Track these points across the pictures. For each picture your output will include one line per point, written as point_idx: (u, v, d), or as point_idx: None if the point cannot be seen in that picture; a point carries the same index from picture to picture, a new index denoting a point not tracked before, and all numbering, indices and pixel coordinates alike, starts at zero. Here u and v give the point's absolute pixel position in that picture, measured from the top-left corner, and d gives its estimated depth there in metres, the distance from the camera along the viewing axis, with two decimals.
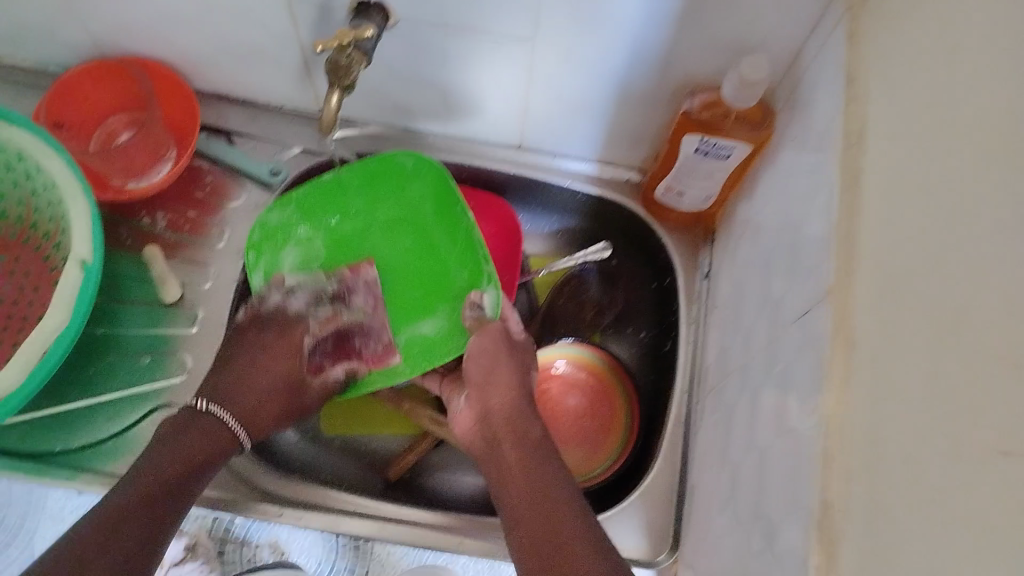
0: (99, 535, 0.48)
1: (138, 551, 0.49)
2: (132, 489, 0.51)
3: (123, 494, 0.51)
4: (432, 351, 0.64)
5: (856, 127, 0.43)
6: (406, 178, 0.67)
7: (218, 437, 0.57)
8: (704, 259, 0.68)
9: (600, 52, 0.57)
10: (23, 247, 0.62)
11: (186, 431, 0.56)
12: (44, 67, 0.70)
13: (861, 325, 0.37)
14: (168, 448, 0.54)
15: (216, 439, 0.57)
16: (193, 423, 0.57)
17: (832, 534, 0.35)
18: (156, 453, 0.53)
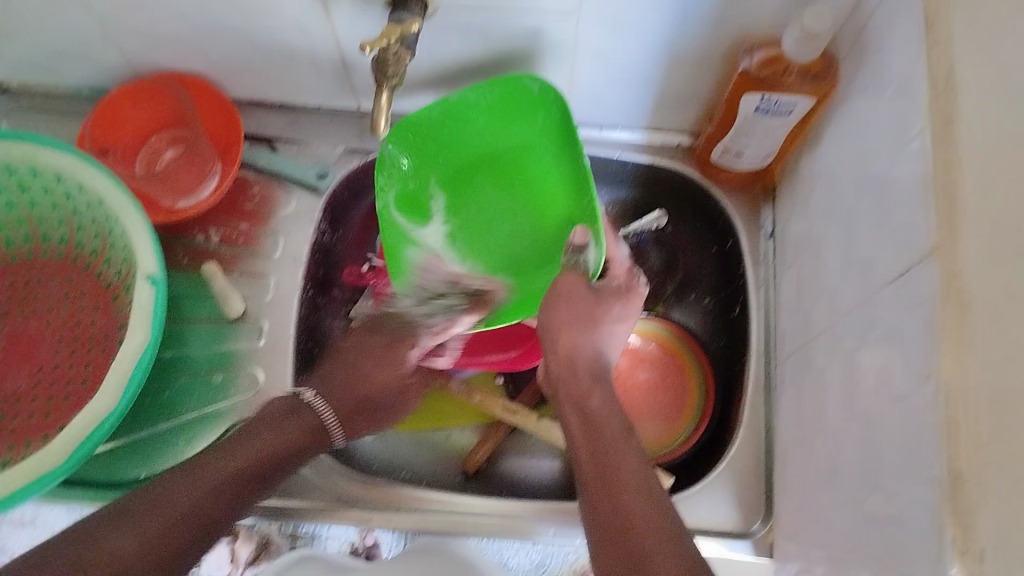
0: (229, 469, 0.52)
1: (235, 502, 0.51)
2: (241, 454, 0.53)
3: (234, 456, 0.53)
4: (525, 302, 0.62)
5: (943, 73, 0.41)
6: (533, 103, 0.60)
7: (307, 433, 0.58)
8: (767, 218, 0.67)
9: (648, 22, 0.55)
10: (72, 267, 0.62)
11: (289, 419, 0.58)
12: (80, 91, 0.70)
13: (974, 283, 0.36)
14: (274, 426, 0.56)
15: (310, 435, 0.58)
16: (295, 412, 0.58)
17: (966, 503, 0.34)
18: (243, 441, 0.54)
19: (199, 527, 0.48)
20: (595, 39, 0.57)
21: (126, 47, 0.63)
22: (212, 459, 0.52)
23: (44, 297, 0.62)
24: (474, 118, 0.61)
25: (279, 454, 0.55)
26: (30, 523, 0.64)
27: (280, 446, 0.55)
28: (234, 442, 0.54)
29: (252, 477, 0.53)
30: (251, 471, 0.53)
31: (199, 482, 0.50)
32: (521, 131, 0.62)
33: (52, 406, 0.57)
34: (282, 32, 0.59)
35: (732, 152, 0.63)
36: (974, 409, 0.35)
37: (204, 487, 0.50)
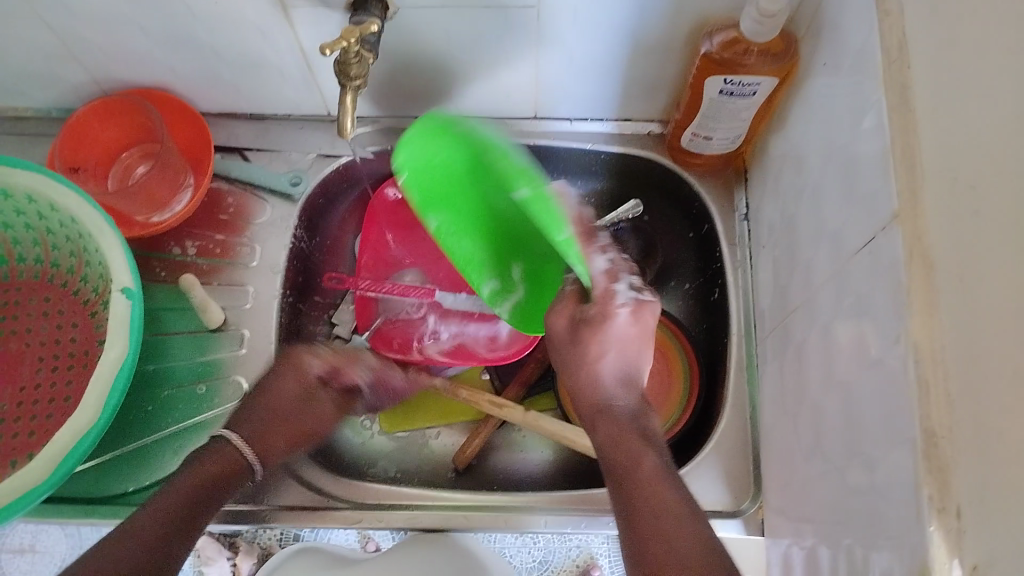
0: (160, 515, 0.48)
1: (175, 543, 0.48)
2: (170, 496, 0.50)
3: (163, 500, 0.49)
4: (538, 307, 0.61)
5: (895, 42, 0.41)
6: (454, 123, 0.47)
7: (230, 463, 0.55)
8: (740, 200, 0.67)
9: (608, 11, 0.55)
10: (49, 286, 0.62)
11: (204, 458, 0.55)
12: (48, 112, 0.70)
13: (937, 244, 0.36)
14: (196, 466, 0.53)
15: (231, 468, 0.55)
16: (214, 451, 0.55)
17: (941, 462, 0.34)
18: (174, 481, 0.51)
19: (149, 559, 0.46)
20: (558, 31, 0.57)
21: (91, 65, 0.62)
22: (157, 498, 0.49)
23: (23, 317, 0.62)
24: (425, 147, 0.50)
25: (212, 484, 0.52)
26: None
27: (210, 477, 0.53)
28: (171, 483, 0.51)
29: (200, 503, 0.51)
30: (198, 496, 0.51)
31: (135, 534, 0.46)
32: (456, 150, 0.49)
33: (36, 426, 0.57)
34: (244, 41, 0.59)
35: (701, 136, 0.63)
36: (944, 368, 0.35)
37: (146, 525, 0.47)
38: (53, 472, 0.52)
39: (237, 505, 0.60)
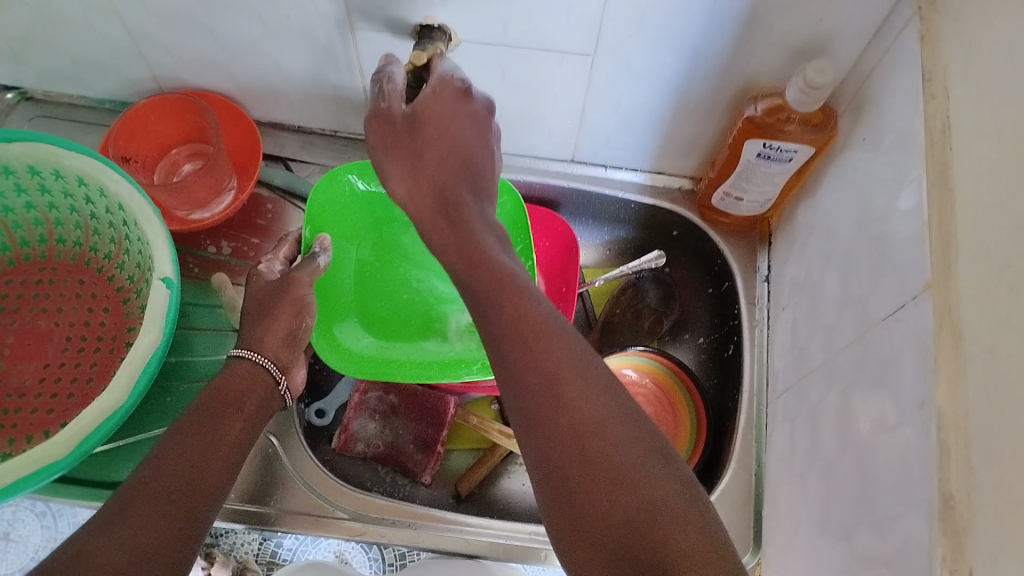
0: (200, 447, 0.46)
1: (216, 473, 0.46)
2: (206, 430, 0.48)
3: (202, 430, 0.47)
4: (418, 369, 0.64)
5: (939, 124, 0.44)
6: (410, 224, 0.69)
7: (261, 382, 0.54)
8: (763, 261, 0.69)
9: (658, 65, 0.57)
10: (85, 269, 0.64)
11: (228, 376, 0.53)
12: (102, 103, 0.72)
13: (967, 316, 0.38)
14: (227, 392, 0.51)
15: (266, 396, 0.54)
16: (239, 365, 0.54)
17: (957, 524, 0.36)
18: (197, 414, 0.49)
19: (189, 497, 0.43)
20: (608, 81, 0.60)
21: (154, 62, 0.65)
22: (190, 429, 0.47)
23: (54, 297, 0.63)
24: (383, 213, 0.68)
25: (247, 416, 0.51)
26: (3, 539, 0.69)
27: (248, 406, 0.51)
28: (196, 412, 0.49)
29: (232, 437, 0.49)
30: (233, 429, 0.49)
31: (180, 458, 0.45)
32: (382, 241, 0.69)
33: (54, 403, 0.59)
34: (306, 56, 0.61)
35: (732, 196, 0.66)
36: (966, 436, 0.37)
37: (185, 458, 0.45)
38: (69, 453, 0.51)
39: (246, 505, 0.62)
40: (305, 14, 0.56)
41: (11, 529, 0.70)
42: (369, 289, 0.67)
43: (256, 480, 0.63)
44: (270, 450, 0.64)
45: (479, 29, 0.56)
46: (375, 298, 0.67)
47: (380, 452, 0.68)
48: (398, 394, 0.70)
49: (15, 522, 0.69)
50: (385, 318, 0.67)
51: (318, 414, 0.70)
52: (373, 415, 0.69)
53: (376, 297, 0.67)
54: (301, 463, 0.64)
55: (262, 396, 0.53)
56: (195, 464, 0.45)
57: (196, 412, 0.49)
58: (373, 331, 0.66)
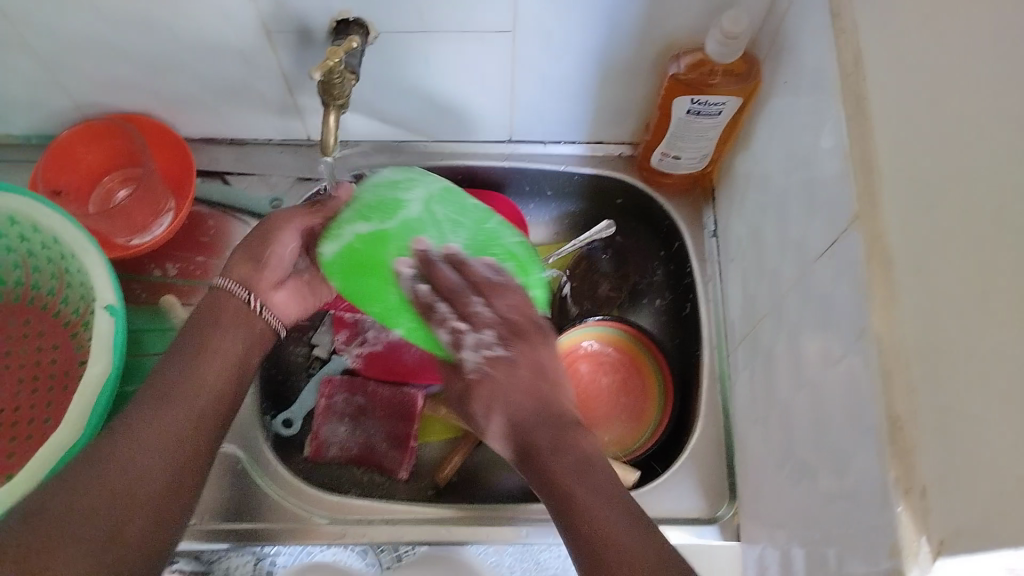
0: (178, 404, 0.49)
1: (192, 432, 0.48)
2: (188, 386, 0.50)
3: (184, 386, 0.50)
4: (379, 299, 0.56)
5: (851, 58, 0.44)
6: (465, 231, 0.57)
7: (244, 329, 0.55)
8: (709, 217, 0.70)
9: (580, 33, 0.57)
10: (30, 309, 0.63)
11: (212, 315, 0.55)
12: (27, 139, 0.71)
13: (896, 241, 0.39)
14: (205, 345, 0.53)
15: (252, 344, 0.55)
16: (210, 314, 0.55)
17: (906, 446, 0.36)
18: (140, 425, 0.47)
19: (123, 518, 0.43)
20: (531, 56, 0.60)
21: (74, 90, 0.63)
22: (132, 444, 0.46)
23: (1, 340, 0.62)
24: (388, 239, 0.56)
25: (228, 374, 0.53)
26: None
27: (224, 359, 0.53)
28: (141, 420, 0.47)
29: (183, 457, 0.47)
30: (190, 438, 0.48)
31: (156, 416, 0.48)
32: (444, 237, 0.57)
33: (15, 447, 0.58)
34: (227, 67, 0.61)
35: (670, 156, 0.66)
36: (905, 357, 0.37)
37: (118, 480, 0.44)
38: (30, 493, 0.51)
39: (220, 525, 0.61)
40: (215, 22, 0.55)
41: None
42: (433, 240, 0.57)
43: (229, 498, 0.62)
44: (241, 467, 0.64)
45: (395, 18, 0.55)
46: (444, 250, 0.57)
47: (354, 454, 0.68)
48: (362, 396, 0.70)
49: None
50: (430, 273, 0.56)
51: (286, 425, 0.69)
52: (339, 419, 0.69)
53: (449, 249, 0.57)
54: (274, 476, 0.64)
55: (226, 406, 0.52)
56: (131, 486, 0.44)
57: (141, 421, 0.47)
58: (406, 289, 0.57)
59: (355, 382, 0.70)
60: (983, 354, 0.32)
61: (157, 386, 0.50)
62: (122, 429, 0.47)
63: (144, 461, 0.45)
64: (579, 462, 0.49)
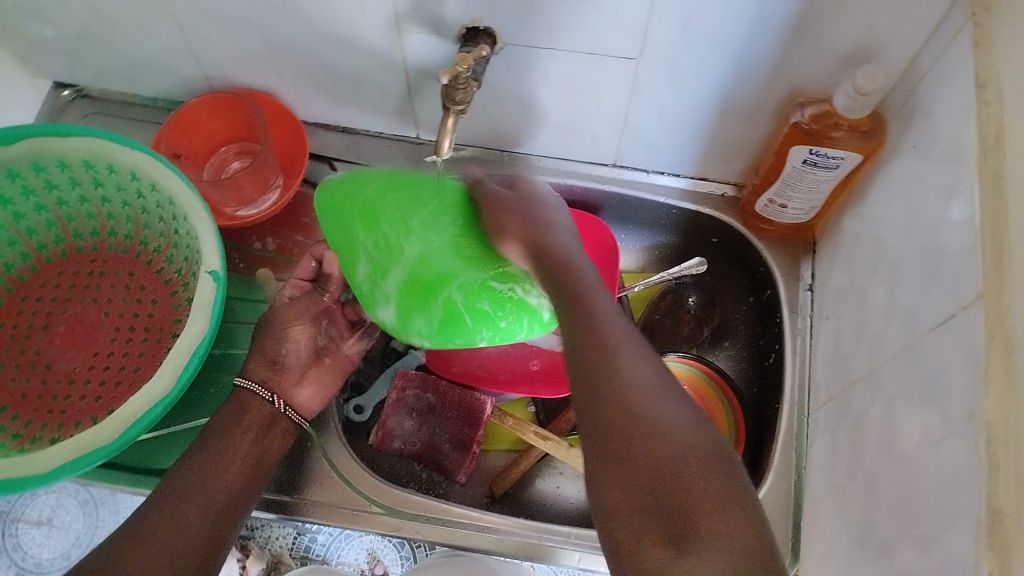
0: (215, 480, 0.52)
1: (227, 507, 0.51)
2: (230, 466, 0.53)
3: (225, 466, 0.53)
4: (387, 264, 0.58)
5: (992, 132, 0.43)
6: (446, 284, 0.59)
7: (283, 427, 0.59)
8: (807, 270, 0.68)
9: (705, 69, 0.57)
10: (135, 261, 0.65)
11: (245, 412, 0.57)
12: (156, 102, 0.74)
13: (1019, 326, 0.37)
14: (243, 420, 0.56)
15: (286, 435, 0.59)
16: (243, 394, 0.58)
17: (1005, 539, 0.35)
18: (178, 495, 0.50)
19: None
20: (652, 84, 0.60)
21: (208, 62, 0.66)
22: (169, 510, 0.49)
23: (105, 288, 0.65)
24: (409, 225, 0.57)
25: (264, 454, 0.56)
26: (46, 523, 0.82)
27: (259, 437, 0.56)
28: (180, 492, 0.50)
29: (216, 517, 0.50)
30: (222, 511, 0.51)
31: (191, 488, 0.51)
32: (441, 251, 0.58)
33: (102, 391, 0.61)
34: (353, 58, 0.62)
35: (777, 203, 0.65)
36: (1015, 448, 0.36)
37: (159, 540, 0.47)
38: (116, 437, 0.52)
39: (282, 498, 0.63)
40: (352, 14, 0.57)
41: (53, 515, 0.83)
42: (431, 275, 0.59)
43: (293, 472, 0.64)
44: (308, 443, 0.65)
45: (526, 32, 0.56)
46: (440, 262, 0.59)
47: (415, 451, 0.69)
48: (433, 395, 0.70)
49: (58, 510, 0.83)
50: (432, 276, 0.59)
51: (357, 410, 0.70)
52: (408, 414, 0.70)
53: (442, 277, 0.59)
54: (338, 457, 0.65)
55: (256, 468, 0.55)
56: (171, 546, 0.47)
57: (178, 487, 0.50)
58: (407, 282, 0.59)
59: (429, 380, 0.71)
60: None
61: (191, 463, 0.53)
62: (161, 498, 0.50)
63: (182, 521, 0.49)
64: (640, 357, 0.41)
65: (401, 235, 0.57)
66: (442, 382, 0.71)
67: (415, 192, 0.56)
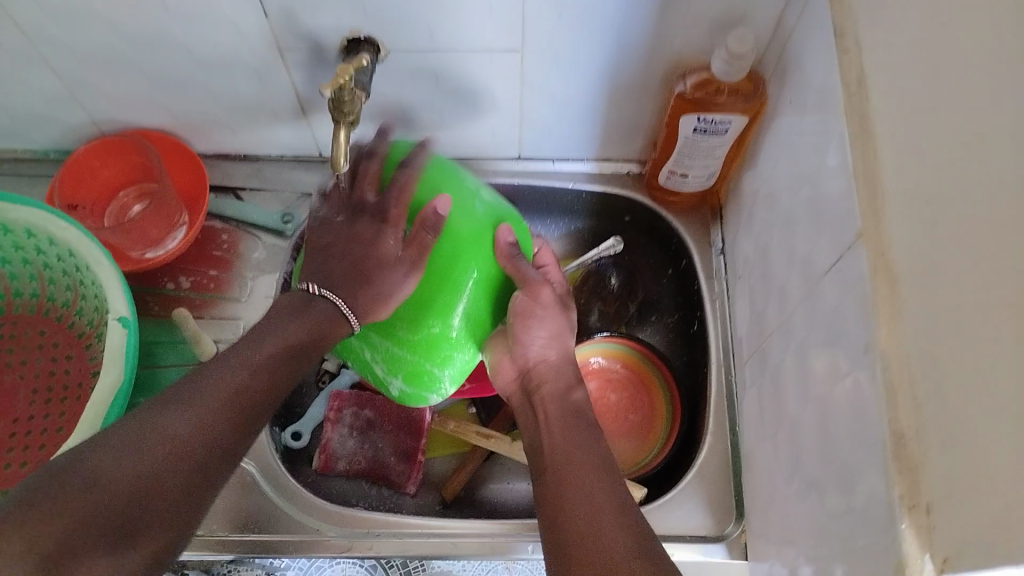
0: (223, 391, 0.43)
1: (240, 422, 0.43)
2: (241, 372, 0.44)
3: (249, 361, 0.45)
4: (377, 251, 0.51)
5: (855, 76, 0.45)
6: None
7: (332, 330, 0.50)
8: (717, 235, 0.70)
9: (589, 50, 0.58)
10: (44, 319, 0.64)
11: (298, 316, 0.49)
12: (46, 154, 0.72)
13: (900, 259, 0.39)
14: (267, 331, 0.47)
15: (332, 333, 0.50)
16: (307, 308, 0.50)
17: (912, 462, 0.36)
18: (166, 405, 0.41)
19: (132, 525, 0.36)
20: (540, 72, 0.60)
21: (93, 107, 0.65)
22: (161, 419, 0.40)
23: (18, 351, 0.63)
24: (396, 235, 0.50)
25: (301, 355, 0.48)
26: None
27: (298, 339, 0.48)
28: (198, 393, 0.42)
29: (214, 428, 0.41)
30: (216, 437, 0.41)
31: (214, 385, 0.43)
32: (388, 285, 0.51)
33: (27, 455, 0.59)
34: (240, 84, 0.62)
35: (678, 173, 0.66)
36: (909, 374, 0.37)
37: (149, 460, 0.38)
38: None
39: (227, 535, 0.62)
40: (229, 39, 0.56)
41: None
42: (366, 286, 0.51)
43: (235, 509, 0.63)
44: (248, 478, 0.65)
45: (407, 36, 0.56)
46: (379, 291, 0.51)
47: (362, 468, 0.69)
48: (370, 410, 0.70)
49: None
50: (366, 289, 0.51)
51: (295, 437, 0.70)
52: (346, 434, 0.69)
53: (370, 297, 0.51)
54: (282, 487, 0.65)
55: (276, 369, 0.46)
56: (147, 466, 0.38)
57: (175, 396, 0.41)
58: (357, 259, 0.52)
59: (362, 395, 0.71)
60: (978, 358, 0.32)
61: (219, 363, 0.45)
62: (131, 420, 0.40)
63: (172, 432, 0.40)
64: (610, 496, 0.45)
65: (372, 245, 0.51)
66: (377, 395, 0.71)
67: (426, 232, 0.50)
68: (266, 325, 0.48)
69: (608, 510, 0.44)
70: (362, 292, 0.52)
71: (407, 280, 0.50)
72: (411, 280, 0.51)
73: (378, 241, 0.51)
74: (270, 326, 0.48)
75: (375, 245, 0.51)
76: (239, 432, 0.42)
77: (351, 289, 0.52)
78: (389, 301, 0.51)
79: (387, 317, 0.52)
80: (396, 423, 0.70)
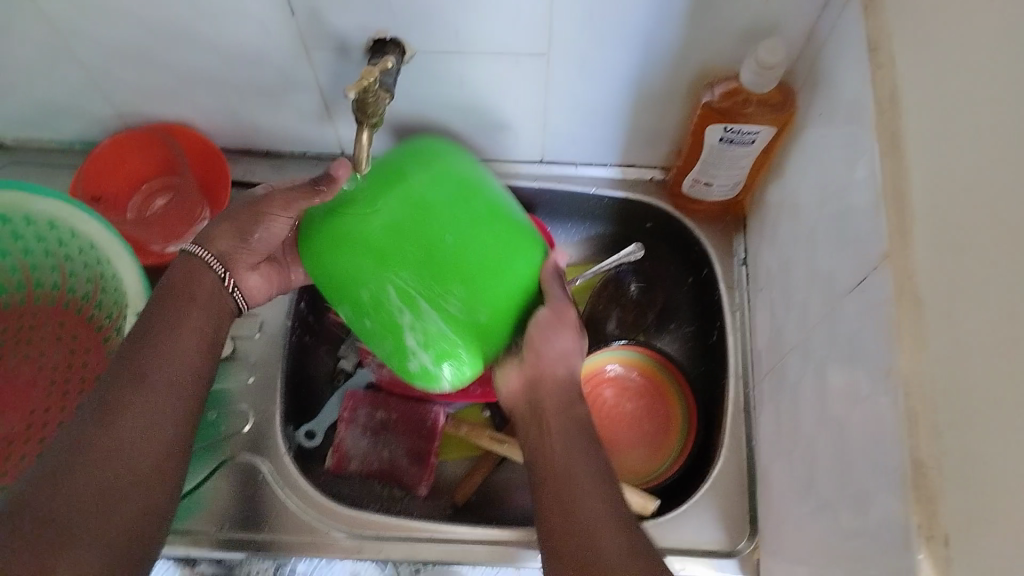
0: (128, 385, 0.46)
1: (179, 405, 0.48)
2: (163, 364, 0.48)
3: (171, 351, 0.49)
4: (434, 202, 0.44)
5: (887, 93, 0.44)
6: (396, 259, 0.44)
7: (216, 294, 0.53)
8: (739, 245, 0.69)
9: (614, 56, 0.57)
10: (63, 311, 0.64)
11: (183, 286, 0.51)
12: (71, 145, 0.73)
13: (926, 283, 0.38)
14: (166, 309, 0.50)
15: (216, 292, 0.53)
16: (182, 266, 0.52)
17: (930, 492, 0.36)
18: (105, 434, 0.44)
19: (121, 510, 0.43)
20: (565, 77, 0.60)
21: (119, 100, 0.65)
22: (78, 443, 0.43)
23: (37, 342, 0.64)
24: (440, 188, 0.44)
25: (204, 316, 0.51)
26: None
27: (198, 298, 0.52)
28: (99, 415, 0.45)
29: (127, 476, 0.44)
30: (156, 429, 0.46)
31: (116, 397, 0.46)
32: (433, 239, 0.44)
33: None
34: (265, 81, 0.62)
35: (702, 182, 0.66)
36: (932, 402, 0.36)
37: (72, 483, 0.42)
38: None
39: (236, 534, 0.62)
40: (255, 37, 0.56)
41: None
42: (412, 232, 0.43)
43: (244, 508, 0.63)
44: (260, 476, 0.65)
45: (433, 38, 0.56)
46: (429, 241, 0.44)
47: (374, 469, 0.69)
48: (384, 411, 0.71)
49: None
50: (405, 241, 0.43)
51: (308, 437, 0.70)
52: (360, 434, 0.70)
53: (417, 246, 0.43)
54: (293, 486, 0.64)
55: (190, 403, 0.48)
56: (78, 487, 0.42)
57: (109, 420, 0.44)
58: (398, 198, 0.43)
59: (377, 395, 0.71)
60: (1003, 391, 0.32)
61: (113, 380, 0.47)
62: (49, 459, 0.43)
63: (102, 447, 0.44)
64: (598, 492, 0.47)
65: (423, 188, 0.44)
66: (392, 395, 0.71)
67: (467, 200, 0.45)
68: (155, 314, 0.50)
69: (612, 525, 0.45)
70: (405, 245, 0.43)
71: (463, 239, 0.44)
72: (467, 251, 0.44)
73: (429, 190, 0.44)
74: (160, 317, 0.50)
75: (427, 194, 0.44)
76: (160, 433, 0.46)
77: (387, 239, 0.43)
78: (433, 258, 0.44)
79: (430, 279, 0.44)
80: (409, 425, 0.70)
